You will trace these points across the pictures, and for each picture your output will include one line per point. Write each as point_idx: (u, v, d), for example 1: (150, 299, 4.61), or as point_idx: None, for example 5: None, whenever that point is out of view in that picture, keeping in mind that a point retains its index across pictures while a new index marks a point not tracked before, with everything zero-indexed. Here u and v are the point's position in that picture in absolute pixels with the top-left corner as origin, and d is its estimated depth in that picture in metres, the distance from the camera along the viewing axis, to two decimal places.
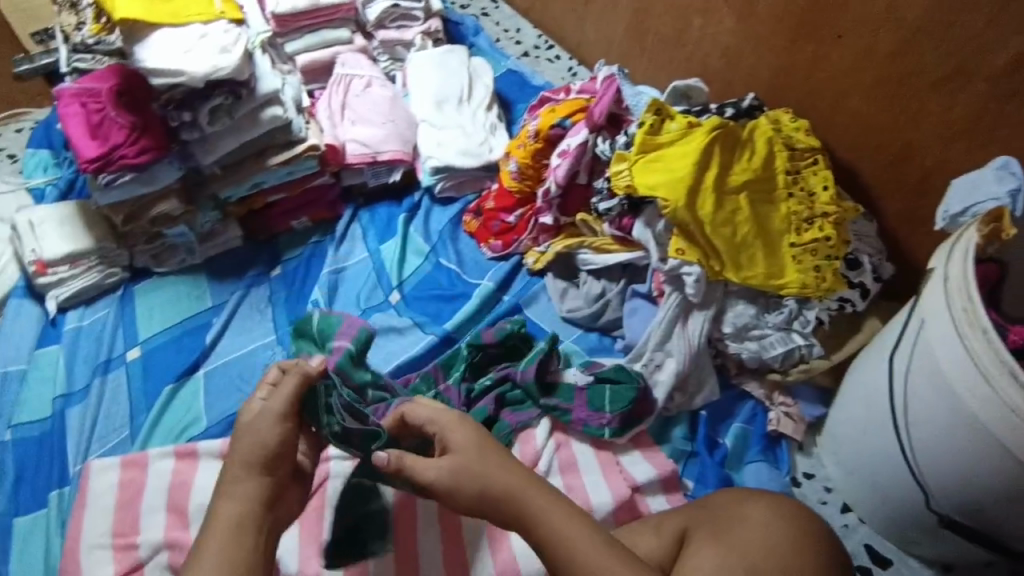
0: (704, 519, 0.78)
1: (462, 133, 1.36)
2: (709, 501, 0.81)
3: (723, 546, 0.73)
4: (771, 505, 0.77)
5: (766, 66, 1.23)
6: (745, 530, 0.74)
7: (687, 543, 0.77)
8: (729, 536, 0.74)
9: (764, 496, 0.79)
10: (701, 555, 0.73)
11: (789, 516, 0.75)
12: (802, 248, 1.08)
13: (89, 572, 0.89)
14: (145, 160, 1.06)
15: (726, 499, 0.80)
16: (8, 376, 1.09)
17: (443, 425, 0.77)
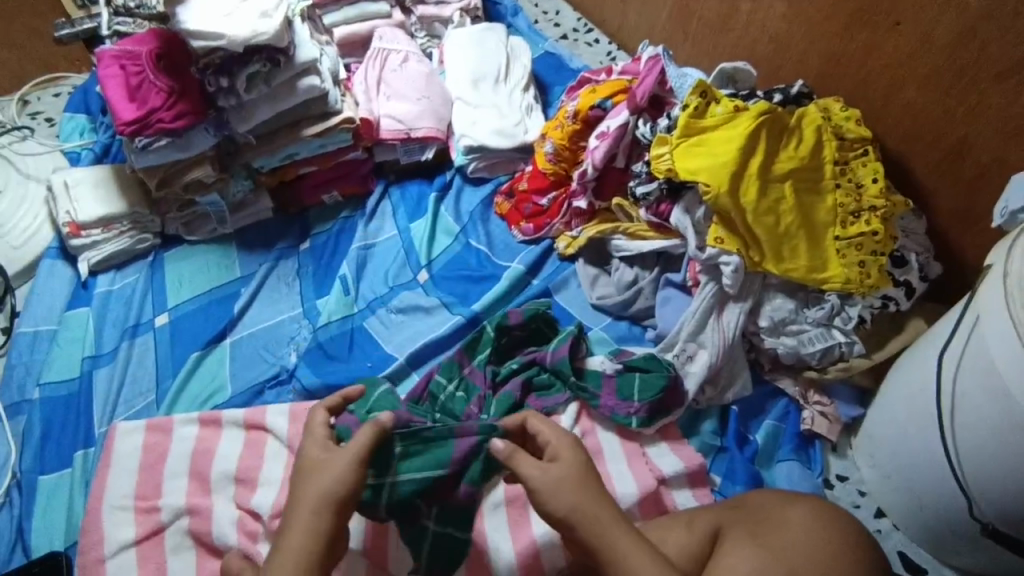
0: (741, 518, 0.76)
1: (497, 113, 1.34)
2: (745, 503, 0.79)
3: (763, 549, 0.71)
4: (814, 509, 0.74)
5: (817, 53, 1.18)
6: (788, 532, 0.72)
7: (720, 541, 0.74)
8: (769, 537, 0.72)
9: (802, 501, 0.76)
10: (740, 555, 0.71)
11: (830, 519, 0.73)
12: (847, 242, 1.03)
13: (110, 533, 0.90)
14: (181, 126, 1.06)
15: (764, 500, 0.78)
16: (38, 336, 1.10)
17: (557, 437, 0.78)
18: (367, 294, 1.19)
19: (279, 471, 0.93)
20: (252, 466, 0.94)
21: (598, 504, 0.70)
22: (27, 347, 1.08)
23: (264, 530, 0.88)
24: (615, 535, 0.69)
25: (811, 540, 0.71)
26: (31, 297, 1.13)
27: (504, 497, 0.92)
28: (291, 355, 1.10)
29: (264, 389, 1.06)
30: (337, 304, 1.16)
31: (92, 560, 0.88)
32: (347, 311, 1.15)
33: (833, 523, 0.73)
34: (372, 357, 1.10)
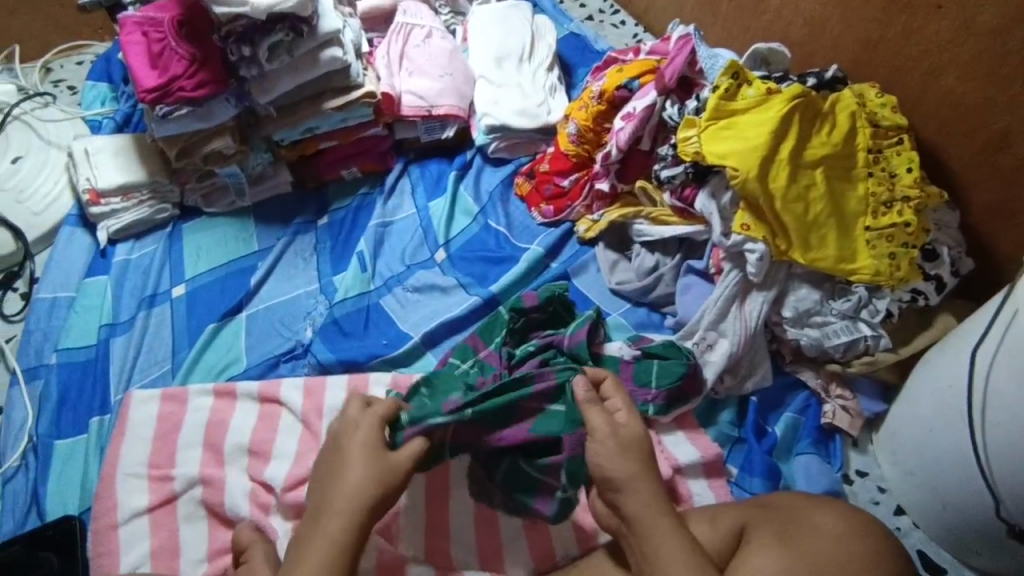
0: (768, 518, 0.75)
1: (520, 92, 1.31)
2: (770, 501, 0.79)
3: (793, 554, 0.71)
4: (843, 515, 0.74)
5: (853, 37, 1.14)
6: (816, 538, 0.72)
7: (746, 540, 0.74)
8: (799, 542, 0.72)
9: (833, 506, 0.76)
10: (769, 555, 0.71)
11: (861, 530, 0.73)
12: (878, 232, 1.01)
13: (124, 499, 0.90)
14: (202, 94, 1.05)
15: (791, 501, 0.78)
16: (57, 302, 1.10)
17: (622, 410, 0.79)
18: (384, 271, 1.18)
19: (292, 445, 0.93)
20: (266, 439, 0.94)
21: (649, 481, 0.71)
22: (45, 313, 1.08)
23: (276, 502, 0.88)
24: (662, 519, 0.69)
25: (839, 547, 0.71)
26: (51, 264, 1.13)
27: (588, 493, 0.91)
28: (307, 330, 1.10)
29: (279, 363, 1.06)
30: (354, 280, 1.15)
31: (106, 525, 0.88)
32: (363, 288, 1.14)
33: (861, 530, 0.73)
34: (387, 335, 1.09)
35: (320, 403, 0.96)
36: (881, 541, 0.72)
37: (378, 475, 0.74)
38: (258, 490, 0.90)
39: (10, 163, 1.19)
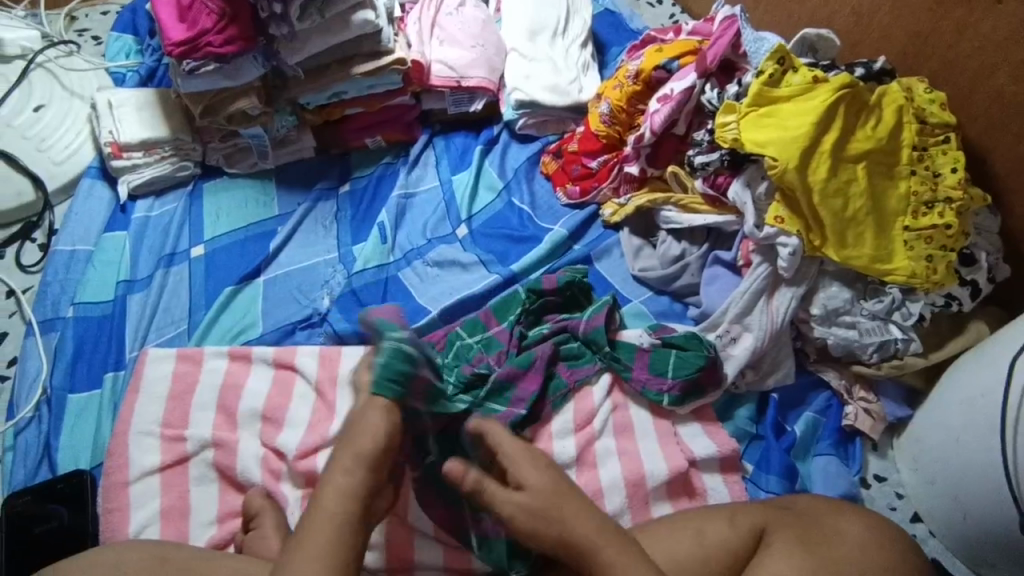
0: (790, 522, 0.75)
1: (552, 68, 1.28)
2: (794, 504, 0.78)
3: (816, 560, 0.70)
4: (867, 524, 0.74)
5: (903, 28, 1.09)
6: (839, 544, 0.72)
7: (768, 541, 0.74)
8: (822, 548, 0.71)
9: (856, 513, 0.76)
10: (787, 560, 0.71)
11: (881, 536, 0.72)
12: (916, 233, 0.97)
13: (137, 457, 0.89)
14: (230, 52, 1.03)
15: (816, 504, 0.77)
16: (75, 255, 1.09)
17: (516, 463, 0.75)
18: (404, 244, 1.16)
19: (306, 414, 0.94)
20: (279, 405, 0.94)
21: (578, 516, 0.70)
22: (63, 265, 1.07)
23: (287, 469, 0.89)
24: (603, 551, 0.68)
25: (866, 554, 0.71)
26: (70, 215, 1.12)
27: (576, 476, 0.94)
28: (324, 299, 1.08)
29: (295, 330, 1.05)
30: (374, 251, 1.13)
31: (117, 482, 0.88)
32: (382, 260, 1.13)
33: (891, 538, 0.72)
34: (405, 308, 1.07)
35: (335, 372, 0.97)
36: (908, 550, 0.72)
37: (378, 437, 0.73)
38: (270, 456, 0.90)
39: (32, 111, 1.17)
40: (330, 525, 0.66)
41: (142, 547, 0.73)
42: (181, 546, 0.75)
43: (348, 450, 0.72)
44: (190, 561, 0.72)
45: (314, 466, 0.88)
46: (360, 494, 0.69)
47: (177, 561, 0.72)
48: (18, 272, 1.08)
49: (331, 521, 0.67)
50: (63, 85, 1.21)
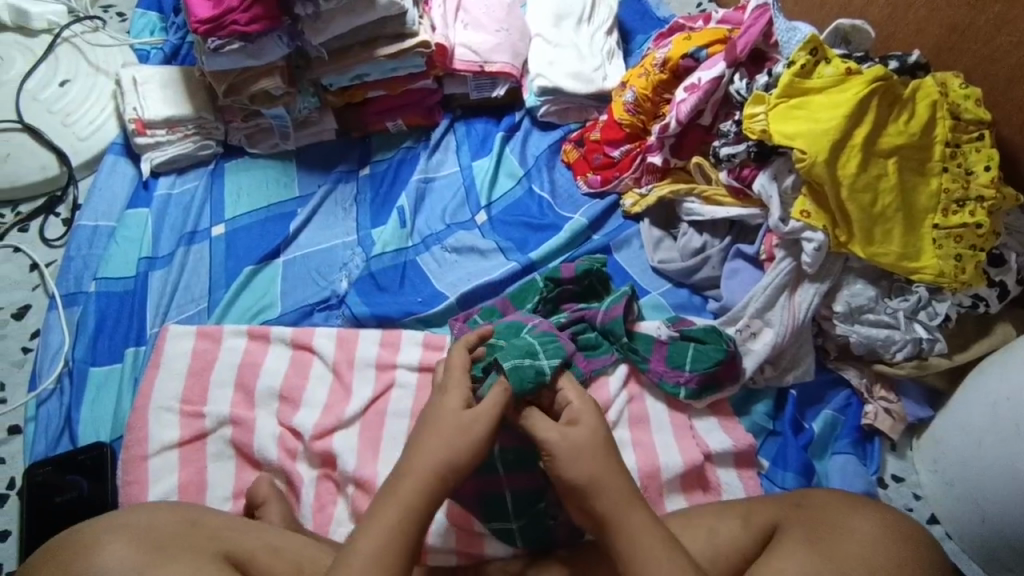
0: (800, 519, 0.75)
1: (576, 55, 1.26)
2: (810, 499, 0.77)
3: (822, 558, 0.69)
4: (882, 521, 0.72)
5: (939, 21, 1.06)
6: (850, 542, 0.70)
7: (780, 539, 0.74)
8: (826, 546, 0.70)
9: (870, 508, 0.74)
10: (795, 557, 0.71)
11: (900, 537, 0.70)
12: (946, 232, 0.96)
13: (156, 431, 0.90)
14: (256, 30, 1.02)
15: (831, 500, 0.76)
16: (98, 231, 1.09)
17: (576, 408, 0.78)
18: (423, 229, 1.15)
19: (322, 395, 0.94)
20: (297, 385, 0.95)
21: (617, 477, 0.72)
22: (86, 240, 1.08)
23: (303, 449, 0.91)
24: (632, 516, 0.70)
25: (875, 551, 0.69)
26: (93, 190, 1.12)
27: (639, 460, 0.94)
28: (342, 281, 1.08)
29: (314, 311, 1.05)
30: (393, 235, 1.12)
31: (136, 456, 0.89)
32: (401, 244, 1.12)
33: (903, 536, 0.70)
34: (423, 293, 1.07)
35: (352, 355, 0.97)
36: (920, 545, 0.70)
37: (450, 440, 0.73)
38: (286, 435, 0.91)
39: (58, 85, 1.18)
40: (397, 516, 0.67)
41: (176, 510, 0.72)
42: (210, 511, 0.75)
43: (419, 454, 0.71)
44: (219, 528, 0.72)
45: (330, 447, 0.89)
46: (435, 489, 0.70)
47: (208, 525, 0.72)
48: (42, 245, 1.09)
49: (400, 514, 0.67)
50: (88, 61, 1.21)
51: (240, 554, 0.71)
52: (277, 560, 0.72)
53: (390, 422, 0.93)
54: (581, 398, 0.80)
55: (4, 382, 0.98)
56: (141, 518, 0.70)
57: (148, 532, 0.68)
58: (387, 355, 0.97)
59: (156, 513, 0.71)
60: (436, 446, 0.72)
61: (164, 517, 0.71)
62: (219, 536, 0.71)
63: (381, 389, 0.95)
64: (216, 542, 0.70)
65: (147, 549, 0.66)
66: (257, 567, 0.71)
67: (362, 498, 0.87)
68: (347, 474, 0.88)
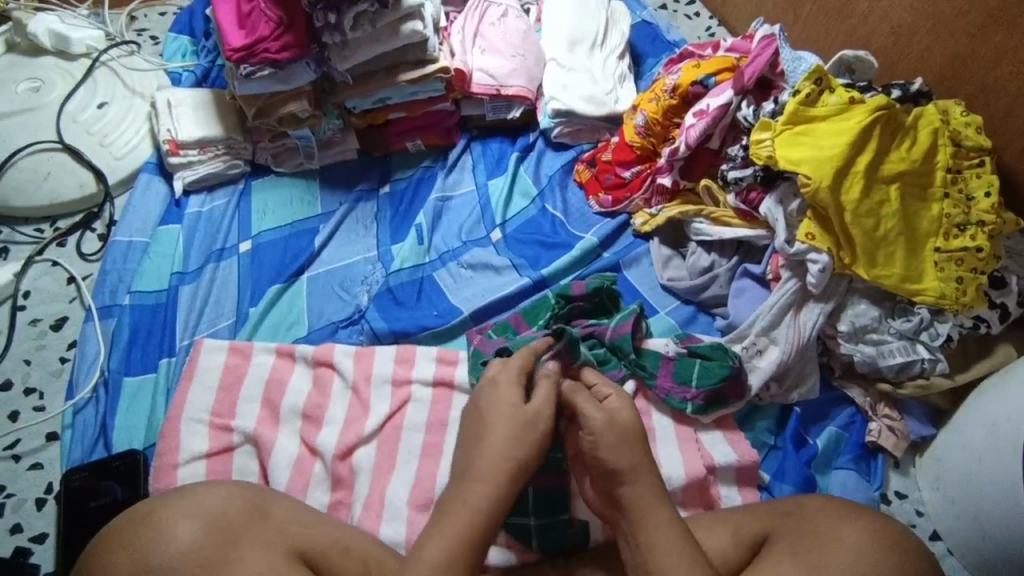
0: (790, 529, 0.80)
1: (589, 79, 1.31)
2: (806, 506, 0.83)
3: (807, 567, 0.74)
4: (872, 533, 0.76)
5: (943, 51, 1.10)
6: (836, 552, 0.75)
7: (771, 546, 0.80)
8: (815, 556, 0.75)
9: (866, 516, 0.79)
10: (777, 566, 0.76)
11: (888, 548, 0.74)
12: (947, 255, 0.99)
13: (187, 442, 0.95)
14: (286, 58, 1.07)
15: (822, 511, 0.81)
16: (132, 246, 1.14)
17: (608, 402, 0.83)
18: (440, 246, 1.20)
19: (342, 411, 0.99)
20: (319, 404, 0.99)
21: (644, 472, 0.77)
22: (121, 255, 1.13)
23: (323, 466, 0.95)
24: (653, 516, 0.75)
25: (863, 561, 0.74)
26: (128, 208, 1.18)
27: (681, 475, 0.96)
28: (363, 295, 1.13)
29: (339, 329, 1.09)
30: (411, 251, 1.17)
31: (166, 464, 0.93)
32: (418, 260, 1.17)
33: (892, 548, 0.75)
34: (438, 307, 1.11)
35: (370, 371, 1.01)
36: (913, 556, 0.74)
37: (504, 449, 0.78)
38: (305, 455, 0.96)
39: (96, 107, 1.24)
40: (471, 520, 0.73)
41: (242, 494, 0.79)
42: (276, 498, 0.81)
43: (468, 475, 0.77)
44: (286, 524, 0.78)
45: (352, 465, 0.95)
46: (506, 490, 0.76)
47: (277, 519, 0.78)
48: (79, 259, 1.14)
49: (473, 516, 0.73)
50: (125, 84, 1.27)
51: (315, 558, 0.76)
52: (346, 559, 0.77)
53: (408, 435, 0.98)
54: (619, 392, 0.85)
55: (43, 391, 1.02)
56: (211, 506, 0.76)
57: (219, 518, 0.75)
58: (402, 371, 1.02)
59: (225, 497, 0.77)
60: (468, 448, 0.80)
61: (234, 502, 0.77)
62: (284, 531, 0.77)
63: (396, 405, 0.99)
64: (284, 538, 0.76)
65: (217, 536, 0.73)
66: (328, 566, 0.76)
67: (369, 519, 0.91)
68: (359, 497, 0.92)
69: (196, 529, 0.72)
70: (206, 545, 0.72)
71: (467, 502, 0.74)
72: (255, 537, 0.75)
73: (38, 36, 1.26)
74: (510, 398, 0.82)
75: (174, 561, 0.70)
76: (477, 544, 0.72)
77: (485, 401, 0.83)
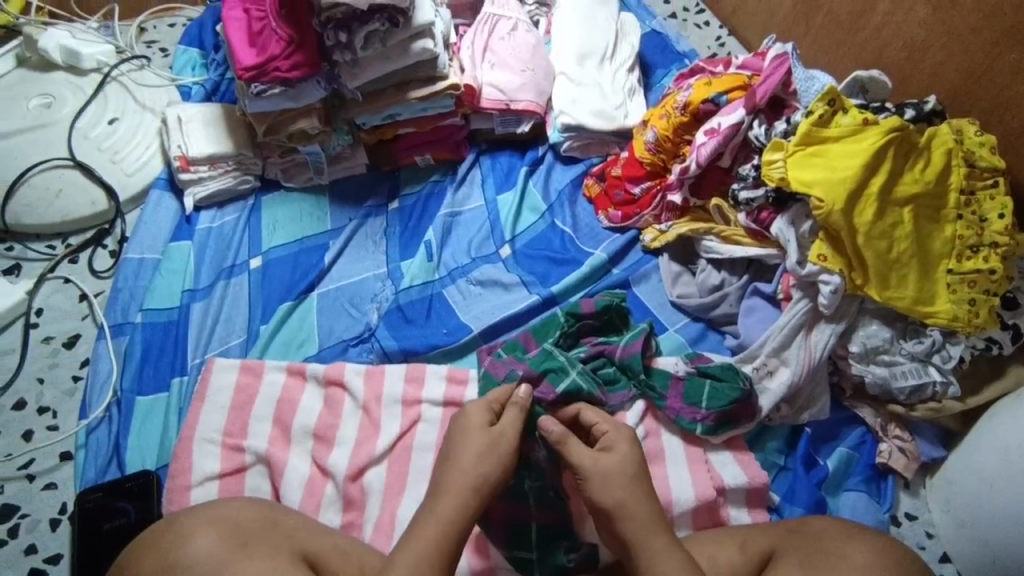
0: (797, 545, 0.82)
1: (599, 93, 1.31)
2: (813, 527, 0.84)
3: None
4: (879, 551, 0.77)
5: (956, 67, 1.09)
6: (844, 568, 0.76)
7: (776, 562, 0.81)
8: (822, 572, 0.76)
9: (862, 536, 0.80)
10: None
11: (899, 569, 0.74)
12: (960, 277, 0.98)
13: (199, 463, 0.95)
14: (296, 76, 1.07)
15: (829, 531, 0.82)
16: (143, 263, 1.15)
17: (612, 436, 0.86)
18: (449, 262, 1.20)
19: (353, 431, 0.99)
20: (330, 424, 1.00)
21: (641, 504, 0.79)
22: (132, 272, 1.13)
23: (334, 486, 0.96)
24: (654, 540, 0.76)
25: None
26: (140, 224, 1.18)
27: (691, 499, 0.96)
28: (373, 313, 1.13)
29: (349, 347, 1.10)
30: (421, 268, 1.17)
31: (180, 485, 0.94)
32: (428, 277, 1.17)
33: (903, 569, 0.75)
34: (448, 325, 1.11)
35: (380, 391, 1.02)
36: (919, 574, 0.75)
37: (486, 466, 0.82)
38: (316, 475, 0.97)
39: (107, 123, 1.24)
40: (440, 532, 0.75)
41: (256, 509, 0.79)
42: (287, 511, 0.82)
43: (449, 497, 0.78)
44: (295, 532, 0.78)
45: (363, 486, 0.95)
46: (468, 508, 0.78)
47: (285, 526, 0.79)
48: (91, 276, 1.15)
49: (440, 531, 0.75)
50: (135, 99, 1.28)
51: (317, 556, 0.76)
52: (345, 563, 0.77)
53: (418, 456, 0.98)
54: (614, 427, 0.87)
55: (56, 410, 1.03)
56: (226, 512, 0.77)
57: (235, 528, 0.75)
58: (412, 391, 1.02)
59: (240, 509, 0.78)
60: (471, 468, 0.81)
61: (248, 514, 0.78)
62: (293, 536, 0.78)
63: (407, 424, 1.00)
64: (292, 542, 0.76)
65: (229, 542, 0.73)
66: (328, 567, 0.76)
67: (380, 539, 0.91)
68: (371, 517, 0.93)
69: (211, 532, 0.73)
70: (221, 547, 0.72)
71: (435, 513, 0.77)
72: (263, 541, 0.75)
73: (48, 52, 1.27)
74: (480, 422, 0.86)
75: (190, 564, 0.70)
76: (447, 556, 0.74)
77: (457, 425, 0.86)
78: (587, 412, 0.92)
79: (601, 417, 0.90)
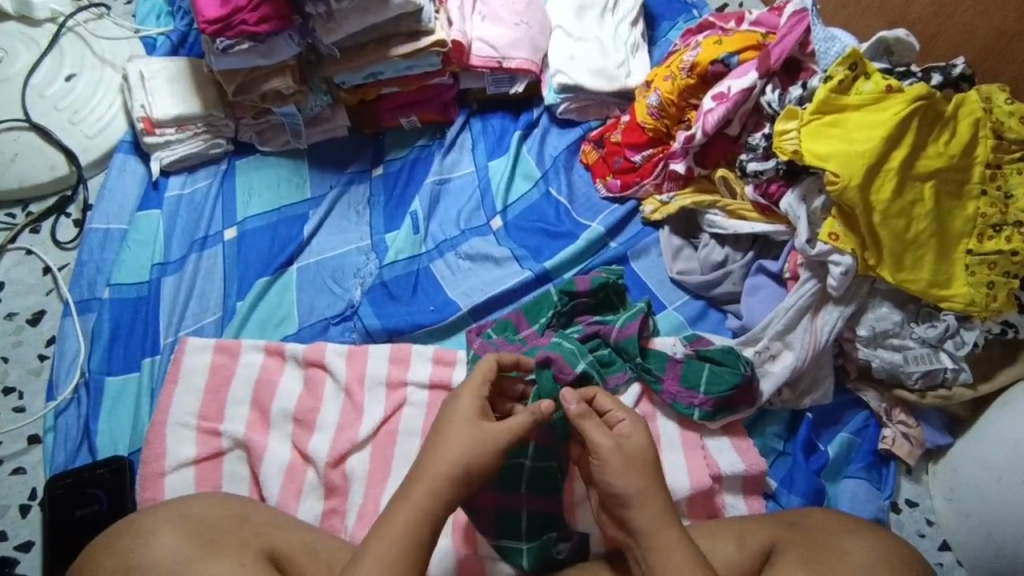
0: (798, 540, 0.78)
1: (599, 49, 1.20)
2: (803, 521, 0.81)
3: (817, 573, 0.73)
4: (877, 546, 0.74)
5: (987, 25, 1.00)
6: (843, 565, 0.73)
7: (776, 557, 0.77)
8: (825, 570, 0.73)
9: (866, 529, 0.77)
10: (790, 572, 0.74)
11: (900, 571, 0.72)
12: (980, 258, 0.92)
13: (173, 449, 0.91)
14: (267, 30, 0.98)
15: (824, 522, 0.79)
16: (110, 234, 1.08)
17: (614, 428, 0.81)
18: (436, 234, 1.13)
19: (335, 415, 0.95)
20: (311, 408, 0.95)
21: (659, 494, 0.75)
22: (98, 244, 1.07)
23: (315, 473, 0.92)
24: (664, 533, 0.73)
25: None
26: (103, 191, 1.10)
27: (687, 489, 0.93)
28: (356, 289, 1.07)
29: (330, 326, 1.04)
30: (406, 241, 1.10)
31: (153, 472, 0.90)
32: (414, 251, 1.10)
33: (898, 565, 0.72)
34: (435, 301, 1.05)
35: (363, 372, 0.97)
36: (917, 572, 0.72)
37: (467, 454, 0.74)
38: (297, 460, 0.92)
39: (64, 80, 1.15)
40: (420, 520, 0.71)
41: (225, 504, 0.75)
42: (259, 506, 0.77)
43: (425, 485, 0.73)
44: (263, 526, 0.74)
45: (345, 472, 0.91)
46: (441, 498, 0.72)
47: (254, 521, 0.75)
48: (54, 248, 1.08)
49: (421, 520, 0.71)
50: (94, 52, 1.17)
51: (283, 557, 0.72)
52: (313, 561, 0.74)
53: (402, 441, 0.93)
54: (633, 417, 0.81)
55: (22, 391, 0.99)
56: (191, 510, 0.72)
57: (200, 526, 0.71)
58: (397, 373, 0.97)
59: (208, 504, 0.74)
60: None
61: (215, 509, 0.74)
62: (261, 533, 0.73)
63: (391, 408, 0.95)
64: (260, 539, 0.72)
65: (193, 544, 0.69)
66: (296, 565, 0.73)
67: (362, 527, 0.87)
68: (354, 505, 0.89)
69: (175, 531, 0.69)
70: (184, 545, 0.68)
71: (409, 499, 0.72)
72: (228, 540, 0.71)
73: None
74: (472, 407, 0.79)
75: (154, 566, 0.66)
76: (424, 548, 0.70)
77: (445, 411, 0.79)
78: (604, 396, 0.84)
79: (617, 404, 0.83)
